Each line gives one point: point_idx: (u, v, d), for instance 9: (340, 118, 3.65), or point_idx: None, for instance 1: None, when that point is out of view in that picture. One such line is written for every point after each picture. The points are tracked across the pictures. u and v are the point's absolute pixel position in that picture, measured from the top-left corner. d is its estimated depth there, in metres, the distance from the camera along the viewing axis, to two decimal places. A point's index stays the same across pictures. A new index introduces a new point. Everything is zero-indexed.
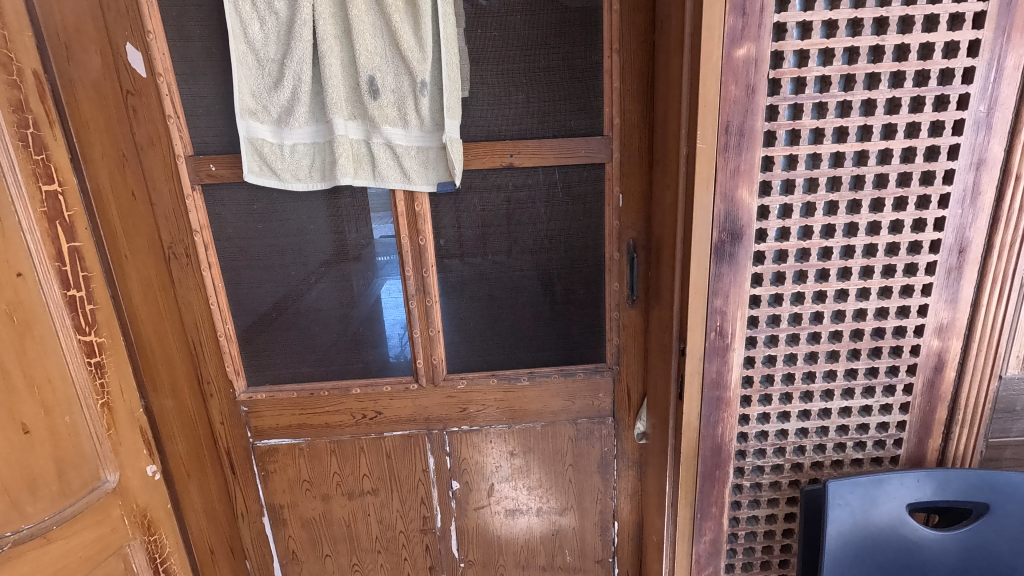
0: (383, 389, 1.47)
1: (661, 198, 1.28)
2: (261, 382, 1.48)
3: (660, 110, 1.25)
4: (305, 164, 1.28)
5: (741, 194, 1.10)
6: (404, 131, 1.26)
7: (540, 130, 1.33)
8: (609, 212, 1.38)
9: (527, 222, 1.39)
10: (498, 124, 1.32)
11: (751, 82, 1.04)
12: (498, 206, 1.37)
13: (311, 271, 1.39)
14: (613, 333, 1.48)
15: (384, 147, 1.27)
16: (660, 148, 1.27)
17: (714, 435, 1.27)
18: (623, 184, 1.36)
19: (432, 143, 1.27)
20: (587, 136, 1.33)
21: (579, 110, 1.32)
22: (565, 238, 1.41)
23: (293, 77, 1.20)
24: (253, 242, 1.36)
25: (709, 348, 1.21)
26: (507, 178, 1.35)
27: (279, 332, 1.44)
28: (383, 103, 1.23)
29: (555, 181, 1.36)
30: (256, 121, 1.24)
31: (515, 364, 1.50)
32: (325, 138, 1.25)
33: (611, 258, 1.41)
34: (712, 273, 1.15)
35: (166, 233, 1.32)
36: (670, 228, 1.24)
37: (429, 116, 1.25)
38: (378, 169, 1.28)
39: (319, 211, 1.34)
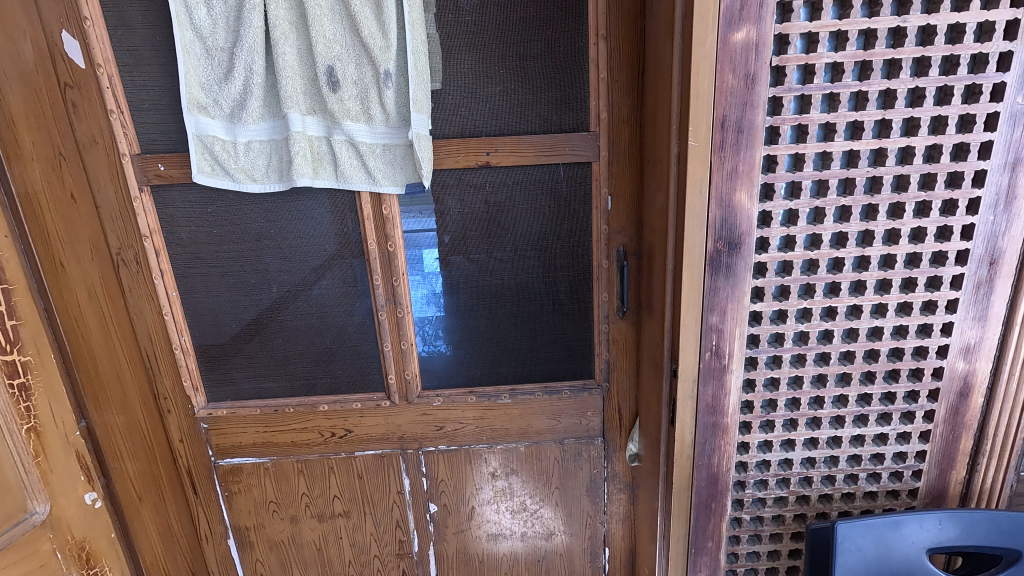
0: (352, 406, 1.37)
1: (652, 203, 1.16)
2: (223, 398, 1.37)
3: (650, 103, 1.12)
4: (260, 164, 1.17)
5: (739, 198, 0.97)
6: (369, 128, 1.14)
7: (519, 126, 1.20)
8: (597, 216, 1.26)
9: (508, 227, 1.27)
10: (474, 119, 1.20)
11: (751, 70, 0.90)
12: (476, 211, 1.26)
13: (273, 280, 1.29)
14: (603, 348, 1.36)
15: (347, 145, 1.16)
16: (651, 145, 1.14)
17: (710, 464, 1.15)
18: (612, 184, 1.24)
19: (399, 141, 1.15)
20: (572, 133, 1.20)
21: (562, 102, 1.19)
22: (549, 245, 1.29)
23: (244, 68, 1.09)
24: (210, 248, 1.25)
25: (703, 370, 1.08)
26: (485, 179, 1.24)
27: (240, 345, 1.33)
28: (344, 96, 1.12)
29: (537, 181, 1.24)
30: (206, 117, 1.13)
31: (495, 381, 1.39)
32: (281, 135, 1.14)
33: (599, 265, 1.29)
34: (707, 286, 1.02)
35: (114, 238, 1.22)
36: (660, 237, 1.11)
37: (395, 112, 1.13)
38: (340, 170, 1.17)
39: (280, 216, 1.24)
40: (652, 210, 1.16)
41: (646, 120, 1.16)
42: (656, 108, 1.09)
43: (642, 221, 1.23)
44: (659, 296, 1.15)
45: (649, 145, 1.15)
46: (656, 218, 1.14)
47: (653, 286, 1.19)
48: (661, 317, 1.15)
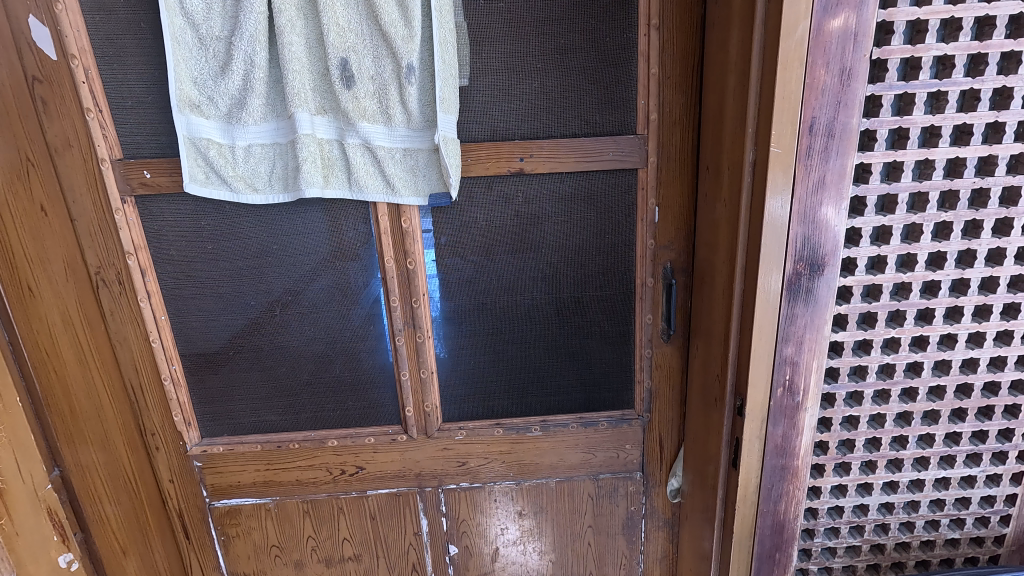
0: (365, 441, 1.22)
1: (710, 217, 1.02)
2: (219, 433, 1.22)
3: (711, 103, 0.99)
4: (262, 171, 1.02)
5: (825, 213, 0.84)
6: (388, 131, 1.00)
7: (557, 127, 1.06)
8: (643, 230, 1.12)
9: (542, 242, 1.13)
10: (506, 120, 1.06)
11: (848, 65, 0.77)
12: (506, 223, 1.12)
13: (276, 301, 1.14)
14: (645, 374, 1.22)
15: (363, 150, 1.01)
16: (710, 150, 1.00)
17: (776, 511, 1.02)
18: (660, 194, 1.10)
19: (422, 144, 1.01)
20: (617, 136, 1.06)
21: (607, 101, 1.05)
22: (587, 262, 1.15)
23: (244, 60, 0.94)
24: (203, 267, 1.10)
25: (773, 408, 0.95)
26: (518, 188, 1.09)
27: (238, 374, 1.18)
28: (360, 93, 0.97)
29: (576, 190, 1.10)
30: (199, 117, 0.98)
31: (524, 412, 1.25)
32: (287, 138, 0.99)
33: (644, 284, 1.16)
34: (783, 314, 0.89)
35: (93, 256, 1.07)
36: (722, 256, 0.98)
37: (419, 111, 0.99)
38: (354, 179, 1.02)
39: (285, 230, 1.09)
40: (710, 225, 1.03)
41: (704, 121, 1.02)
42: (719, 110, 0.95)
43: (697, 236, 1.10)
44: (719, 321, 1.02)
45: (706, 150, 1.02)
46: (715, 235, 1.00)
47: (710, 309, 1.06)
48: (720, 346, 1.02)
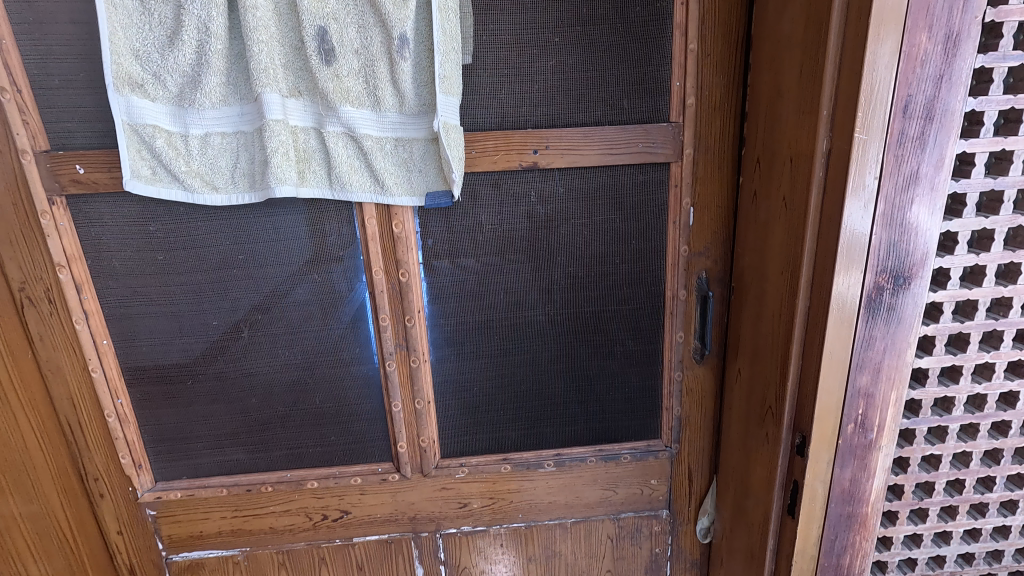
0: (350, 482, 1.05)
1: (758, 220, 0.87)
2: (176, 475, 1.03)
3: (761, 86, 0.83)
4: (223, 165, 0.84)
5: (916, 214, 0.68)
6: (376, 117, 0.82)
7: (577, 114, 0.90)
8: (675, 234, 0.97)
9: (558, 249, 0.97)
10: (517, 106, 0.89)
11: (953, 29, 0.62)
12: (516, 228, 0.95)
13: (243, 321, 0.96)
14: (674, 401, 1.07)
15: (346, 141, 0.84)
16: (761, 141, 0.84)
17: (839, 566, 0.86)
18: (696, 193, 0.95)
19: (418, 133, 0.83)
20: (646, 124, 0.91)
21: (636, 83, 0.89)
22: (609, 272, 0.99)
23: (197, 27, 0.76)
24: (153, 280, 0.92)
25: (843, 447, 0.79)
26: (531, 186, 0.93)
27: (198, 407, 1.00)
28: (342, 70, 0.80)
29: (598, 188, 0.94)
30: (143, 99, 0.79)
31: (535, 444, 1.08)
32: (252, 125, 0.82)
33: (675, 296, 1.00)
34: (858, 337, 0.73)
35: (15, 268, 0.89)
36: (776, 266, 0.82)
37: (413, 92, 0.81)
38: (336, 175, 0.85)
39: (253, 237, 0.91)
40: (757, 229, 0.87)
41: (752, 107, 0.87)
42: (774, 92, 0.80)
43: (740, 242, 0.94)
44: (770, 343, 0.86)
45: (755, 142, 0.86)
46: (766, 241, 0.85)
47: (756, 328, 0.90)
48: (773, 373, 0.86)
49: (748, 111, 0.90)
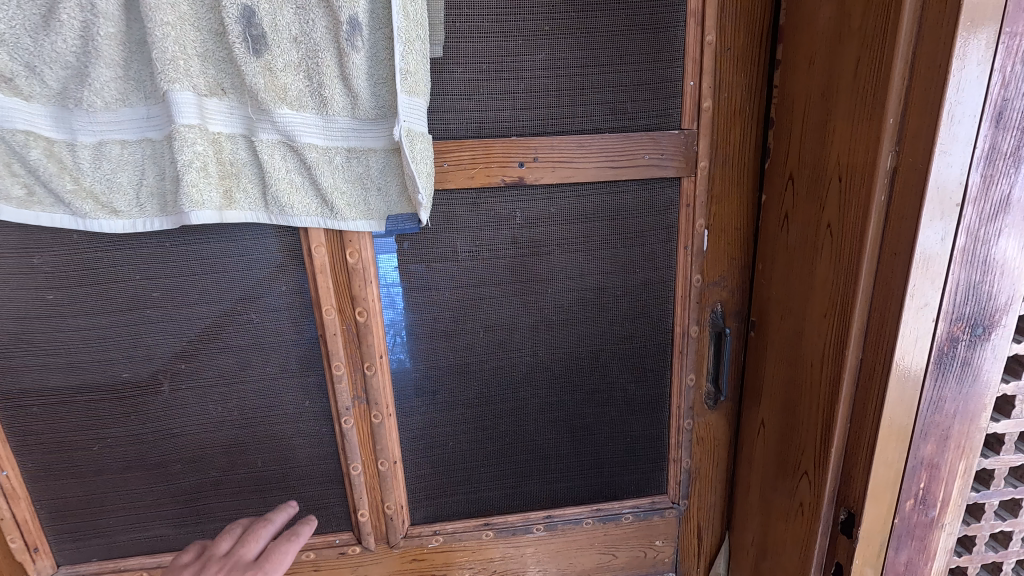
0: (302, 558, 0.88)
1: (790, 247, 0.72)
2: (86, 558, 0.85)
3: (796, 87, 0.69)
4: (123, 182, 0.65)
5: (1003, 249, 0.54)
6: (323, 122, 0.66)
7: (570, 120, 0.75)
8: (686, 261, 0.82)
9: (548, 280, 0.82)
10: (498, 110, 0.73)
11: None
12: (498, 255, 0.79)
13: (162, 373, 0.78)
14: (683, 452, 0.92)
15: (285, 153, 0.66)
16: (794, 153, 0.70)
17: None
18: (711, 213, 0.80)
19: (375, 141, 0.67)
20: (653, 132, 0.76)
21: (642, 83, 0.74)
22: (608, 305, 0.84)
23: (80, 4, 0.58)
24: (44, 326, 0.73)
25: (899, 527, 0.65)
26: (516, 207, 0.77)
27: (109, 476, 0.81)
28: (276, 63, 0.62)
29: (595, 209, 0.79)
30: (12, 97, 0.61)
31: (522, 504, 0.93)
32: (159, 131, 0.64)
33: (685, 333, 0.86)
34: (926, 399, 0.59)
35: None
36: (816, 304, 0.67)
37: (369, 91, 0.64)
38: (272, 195, 0.67)
39: (170, 271, 0.73)
40: (789, 257, 0.73)
41: (781, 112, 0.73)
42: (814, 94, 0.65)
43: (763, 271, 0.80)
44: (805, 396, 0.71)
45: (785, 154, 0.72)
46: (800, 273, 0.70)
47: (786, 374, 0.76)
48: (809, 431, 0.71)
49: (775, 117, 0.75)
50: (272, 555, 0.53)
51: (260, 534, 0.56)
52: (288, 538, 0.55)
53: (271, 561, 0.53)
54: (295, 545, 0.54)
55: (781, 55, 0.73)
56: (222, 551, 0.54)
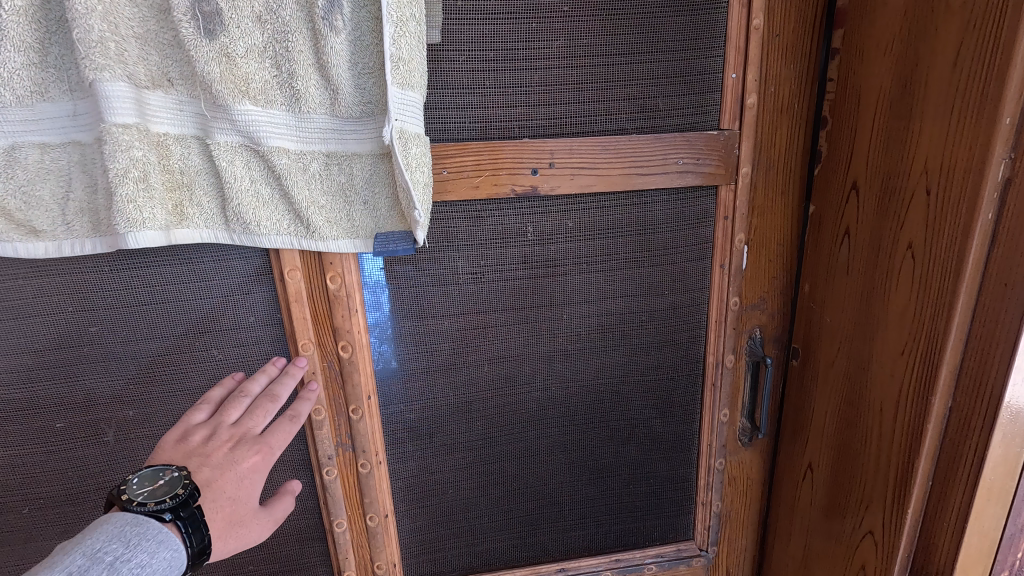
0: None
1: (849, 270, 0.62)
2: None
3: (862, 81, 0.58)
4: (45, 195, 0.53)
5: None
6: (295, 122, 0.53)
7: (591, 119, 0.63)
8: (722, 281, 0.71)
9: (562, 304, 0.70)
10: (506, 107, 0.61)
11: None
12: (504, 277, 0.68)
13: (105, 421, 0.65)
14: (713, 494, 0.81)
15: (248, 159, 0.54)
16: (857, 160, 0.60)
17: None
18: (752, 226, 0.69)
19: (359, 145, 0.55)
20: (687, 133, 0.64)
21: (675, 76, 0.63)
22: (630, 332, 0.73)
23: None
24: None
25: None
26: (526, 221, 0.66)
27: (45, 542, 0.68)
28: (235, 47, 0.50)
29: (619, 222, 0.68)
30: None
31: (531, 556, 0.81)
32: (89, 132, 0.51)
33: (718, 363, 0.75)
34: None
35: None
36: (888, 339, 0.57)
37: (352, 83, 0.52)
38: (234, 210, 0.55)
39: (110, 301, 0.61)
40: (848, 282, 0.62)
41: (840, 110, 0.62)
42: (888, 89, 0.55)
43: (810, 295, 0.69)
44: (868, 444, 0.61)
45: (844, 160, 0.62)
46: (864, 301, 0.60)
47: (841, 416, 0.65)
48: (873, 487, 0.61)
49: (831, 116, 0.64)
50: (279, 432, 0.56)
51: (268, 409, 0.57)
52: (287, 418, 0.58)
53: (277, 440, 0.55)
54: (296, 426, 0.58)
55: (840, 44, 0.62)
56: (227, 401, 0.57)
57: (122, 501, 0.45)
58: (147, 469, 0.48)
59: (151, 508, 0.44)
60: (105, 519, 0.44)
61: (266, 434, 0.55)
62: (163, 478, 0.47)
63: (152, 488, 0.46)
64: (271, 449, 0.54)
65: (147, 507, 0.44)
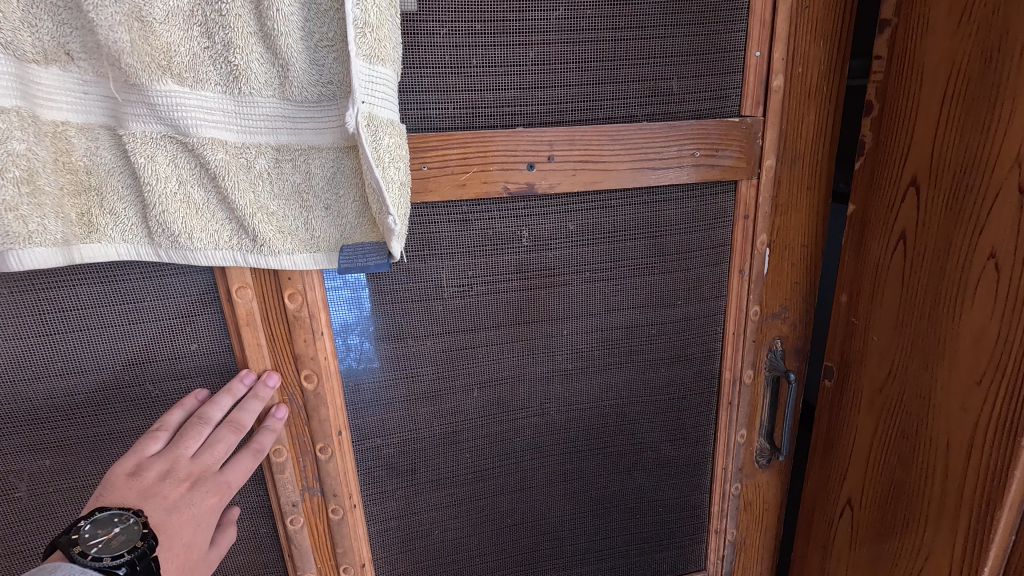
0: None
1: (907, 282, 0.55)
2: None
3: (926, 61, 0.50)
4: None
5: None
6: (233, 107, 0.43)
7: (595, 104, 0.54)
8: (740, 288, 0.63)
9: (562, 318, 0.61)
10: (497, 90, 0.52)
11: None
12: (496, 290, 0.58)
13: (14, 476, 0.53)
14: (728, 521, 0.74)
15: (175, 154, 0.44)
16: (918, 155, 0.52)
17: None
18: (776, 225, 0.61)
19: (317, 136, 0.44)
20: (705, 120, 0.56)
21: (690, 53, 0.54)
22: (638, 348, 0.65)
23: None
24: None
25: None
26: (521, 224, 0.56)
27: None
28: (152, 9, 0.39)
29: (627, 224, 0.59)
30: None
31: None
32: None
33: (735, 378, 0.67)
34: None
35: None
36: (964, 361, 0.50)
37: (305, 56, 0.42)
38: (157, 220, 0.45)
39: (13, 331, 0.49)
40: (905, 296, 0.55)
41: (891, 96, 0.54)
42: (967, 73, 0.48)
43: (849, 308, 0.62)
44: (929, 476, 0.55)
45: (898, 156, 0.54)
46: (929, 319, 0.53)
47: (891, 445, 0.58)
48: (937, 524, 0.54)
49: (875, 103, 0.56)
50: (238, 469, 0.50)
51: (230, 440, 0.50)
52: (251, 452, 0.51)
53: (237, 478, 0.49)
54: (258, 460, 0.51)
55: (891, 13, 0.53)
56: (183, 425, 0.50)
57: (69, 551, 0.40)
58: (101, 509, 0.43)
59: (105, 564, 0.39)
60: (45, 568, 0.39)
61: (226, 469, 0.49)
62: (120, 524, 0.42)
63: (109, 540, 0.41)
64: (229, 488, 0.49)
65: (101, 561, 0.39)
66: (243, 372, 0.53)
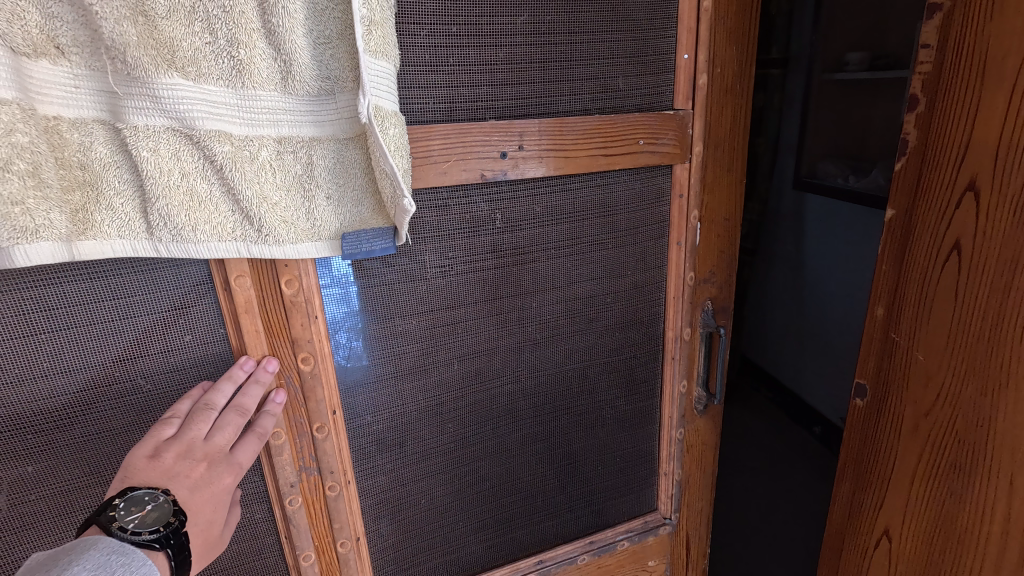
0: None
1: (961, 299, 0.55)
2: None
3: (986, 72, 0.50)
4: None
5: None
6: (237, 101, 0.45)
7: (555, 100, 0.61)
8: (678, 258, 0.74)
9: (531, 292, 0.68)
10: (470, 87, 0.57)
11: None
12: (474, 270, 0.64)
13: None
14: (674, 463, 0.85)
15: (177, 148, 0.44)
16: (972, 171, 0.52)
17: None
18: (705, 203, 0.72)
19: (318, 129, 0.47)
20: (646, 113, 0.65)
21: (632, 56, 0.63)
22: (597, 316, 0.73)
23: None
24: None
25: None
26: (494, 208, 0.63)
27: None
28: (154, 4, 0.41)
29: (585, 205, 0.67)
30: None
31: (509, 553, 0.79)
32: None
33: (676, 337, 0.78)
34: None
35: None
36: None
37: (309, 53, 0.45)
38: (158, 212, 0.45)
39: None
40: (956, 313, 0.55)
41: (946, 107, 0.54)
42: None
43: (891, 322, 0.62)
44: (986, 498, 0.55)
45: (951, 171, 0.54)
46: (987, 338, 0.53)
47: (939, 464, 0.59)
48: (996, 547, 0.54)
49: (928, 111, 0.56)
50: (247, 450, 0.51)
51: (238, 423, 0.51)
52: (255, 434, 0.53)
53: (248, 459, 0.51)
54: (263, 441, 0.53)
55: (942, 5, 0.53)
56: (191, 411, 0.51)
57: (108, 526, 0.42)
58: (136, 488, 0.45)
59: (143, 539, 0.42)
60: (86, 542, 0.41)
61: (235, 451, 0.51)
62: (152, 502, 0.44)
63: (145, 517, 0.43)
64: (241, 468, 0.51)
65: (139, 536, 0.42)
66: (242, 359, 0.55)
